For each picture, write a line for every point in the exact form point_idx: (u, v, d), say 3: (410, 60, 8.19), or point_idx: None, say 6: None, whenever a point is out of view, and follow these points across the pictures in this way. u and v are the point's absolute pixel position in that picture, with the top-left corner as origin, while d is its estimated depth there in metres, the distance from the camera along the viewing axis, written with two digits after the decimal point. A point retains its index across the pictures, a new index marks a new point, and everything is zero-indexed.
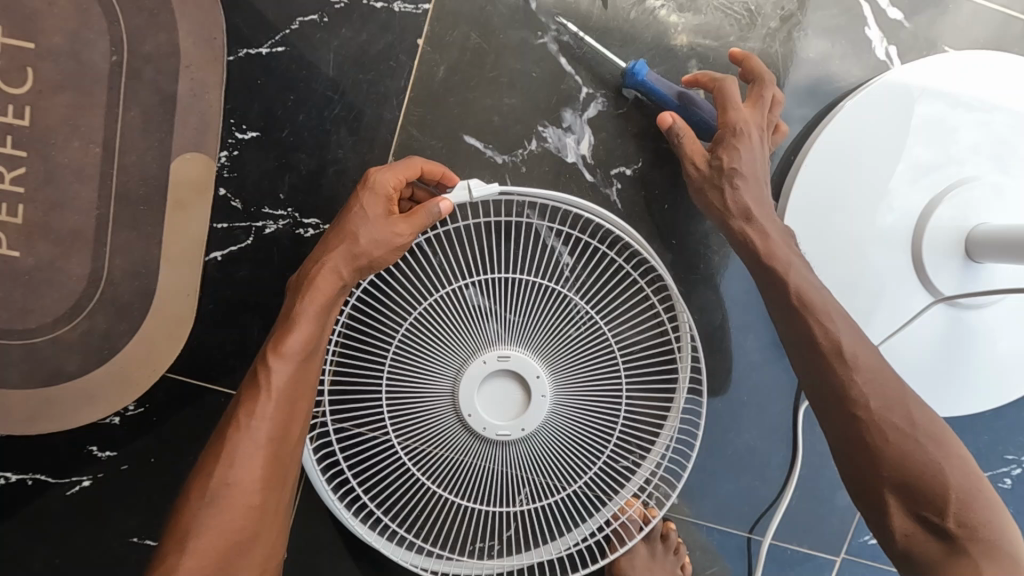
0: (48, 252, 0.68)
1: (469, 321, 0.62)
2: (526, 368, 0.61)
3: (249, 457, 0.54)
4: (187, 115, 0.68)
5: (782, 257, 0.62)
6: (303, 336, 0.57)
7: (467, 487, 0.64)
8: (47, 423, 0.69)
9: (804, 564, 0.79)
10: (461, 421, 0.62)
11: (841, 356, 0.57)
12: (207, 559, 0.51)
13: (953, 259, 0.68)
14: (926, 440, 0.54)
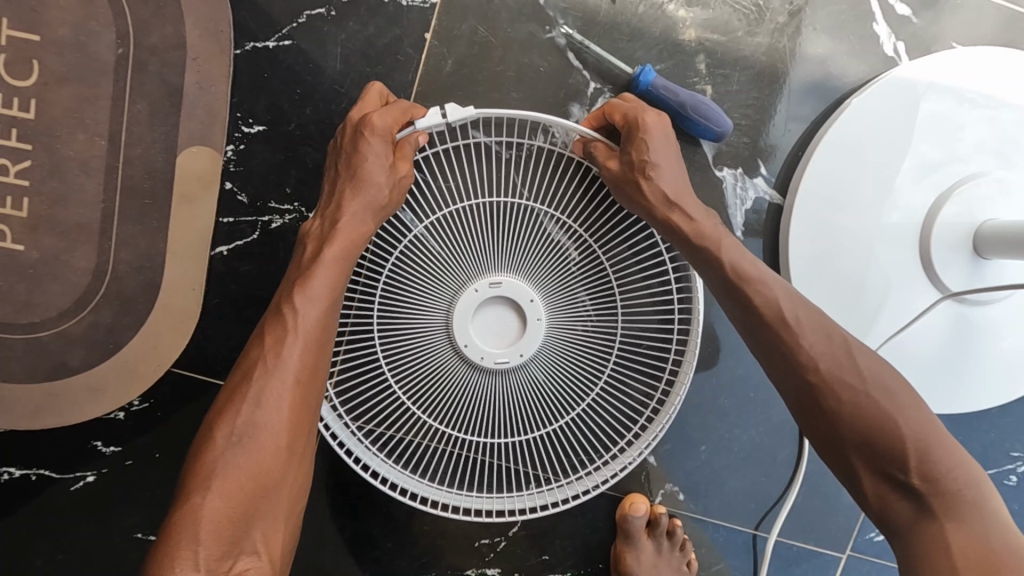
0: (53, 246, 0.68)
1: (463, 247, 0.62)
2: (518, 293, 0.62)
3: (275, 394, 0.53)
4: (194, 107, 0.68)
5: (712, 235, 0.59)
6: (328, 271, 0.57)
7: (463, 417, 0.64)
8: (52, 417, 0.70)
9: (809, 560, 0.79)
10: (455, 350, 0.63)
11: (784, 321, 0.55)
12: (234, 496, 0.51)
13: (960, 255, 0.68)
14: (876, 391, 0.53)
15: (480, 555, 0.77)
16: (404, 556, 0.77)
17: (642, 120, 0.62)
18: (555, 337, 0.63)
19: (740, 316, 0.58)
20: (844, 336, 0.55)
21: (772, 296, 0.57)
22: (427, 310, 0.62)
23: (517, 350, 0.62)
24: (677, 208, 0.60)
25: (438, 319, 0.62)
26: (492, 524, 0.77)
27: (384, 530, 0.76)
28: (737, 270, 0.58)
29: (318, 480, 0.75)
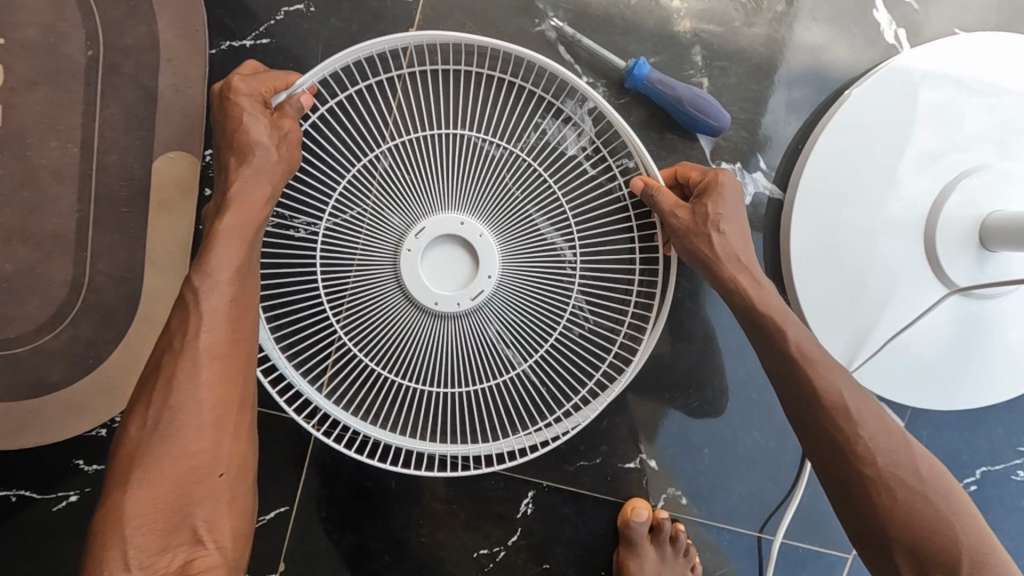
0: (26, 258, 0.65)
1: (409, 183, 0.58)
2: (446, 223, 0.58)
3: (186, 381, 0.50)
4: (170, 110, 0.65)
5: (776, 308, 0.58)
6: (231, 257, 0.52)
7: (414, 365, 0.61)
8: (31, 436, 0.68)
9: (816, 562, 0.78)
10: (402, 290, 0.59)
11: (847, 415, 0.55)
12: (161, 492, 0.48)
13: (966, 248, 0.66)
14: (932, 494, 0.54)
15: (480, 565, 0.75)
16: (402, 568, 0.75)
17: (715, 183, 0.59)
18: (511, 273, 0.60)
19: (790, 397, 0.57)
20: (901, 433, 0.56)
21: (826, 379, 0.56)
22: (373, 250, 0.59)
23: (476, 279, 0.58)
24: (743, 270, 0.59)
25: (384, 256, 0.59)
26: (491, 533, 0.74)
27: (380, 543, 0.74)
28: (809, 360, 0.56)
29: (311, 493, 0.73)
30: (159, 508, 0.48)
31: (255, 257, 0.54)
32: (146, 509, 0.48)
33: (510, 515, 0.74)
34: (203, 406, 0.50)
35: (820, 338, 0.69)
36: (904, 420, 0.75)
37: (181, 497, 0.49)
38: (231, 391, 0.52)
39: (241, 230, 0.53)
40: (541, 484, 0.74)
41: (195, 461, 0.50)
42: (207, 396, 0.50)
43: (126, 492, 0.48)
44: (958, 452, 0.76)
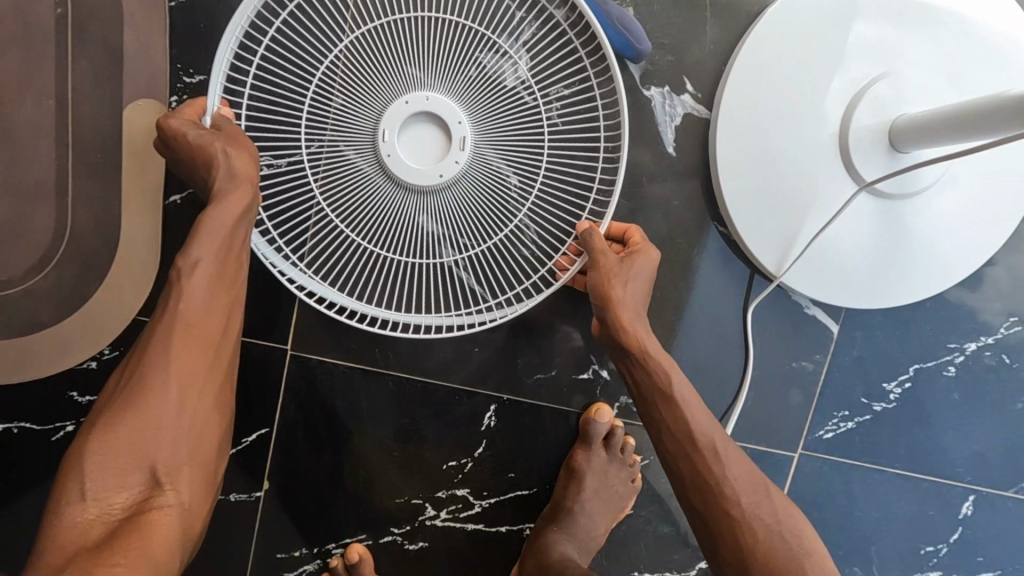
0: (13, 207, 0.71)
1: (388, 64, 0.65)
2: (394, 112, 0.64)
3: (180, 352, 0.57)
4: (134, 61, 0.70)
5: (660, 361, 0.65)
6: (210, 241, 0.59)
7: (397, 239, 0.70)
8: (24, 371, 0.73)
9: (762, 461, 0.84)
10: (383, 172, 0.67)
11: (715, 452, 0.63)
12: (142, 446, 0.54)
13: (879, 151, 0.70)
14: (787, 533, 0.61)
15: (449, 477, 0.81)
16: (378, 483, 0.81)
17: (641, 251, 0.68)
18: (481, 154, 0.67)
19: (670, 438, 0.65)
20: (766, 484, 0.64)
21: (716, 465, 0.63)
22: (354, 130, 0.66)
23: (449, 158, 0.65)
24: (640, 324, 0.66)
25: (364, 144, 0.66)
26: (458, 447, 0.81)
27: (356, 461, 0.81)
28: (693, 438, 0.64)
29: (291, 415, 0.79)
30: (131, 452, 0.53)
31: (239, 244, 0.61)
32: (117, 451, 0.53)
33: (475, 428, 0.80)
34: (182, 372, 0.57)
35: (750, 247, 0.75)
36: (837, 322, 0.81)
37: (165, 453, 0.55)
38: (208, 361, 0.59)
39: (223, 218, 0.59)
40: (502, 399, 0.80)
41: (172, 418, 0.55)
42: (186, 361, 0.57)
43: (107, 440, 0.53)
44: (889, 352, 0.82)
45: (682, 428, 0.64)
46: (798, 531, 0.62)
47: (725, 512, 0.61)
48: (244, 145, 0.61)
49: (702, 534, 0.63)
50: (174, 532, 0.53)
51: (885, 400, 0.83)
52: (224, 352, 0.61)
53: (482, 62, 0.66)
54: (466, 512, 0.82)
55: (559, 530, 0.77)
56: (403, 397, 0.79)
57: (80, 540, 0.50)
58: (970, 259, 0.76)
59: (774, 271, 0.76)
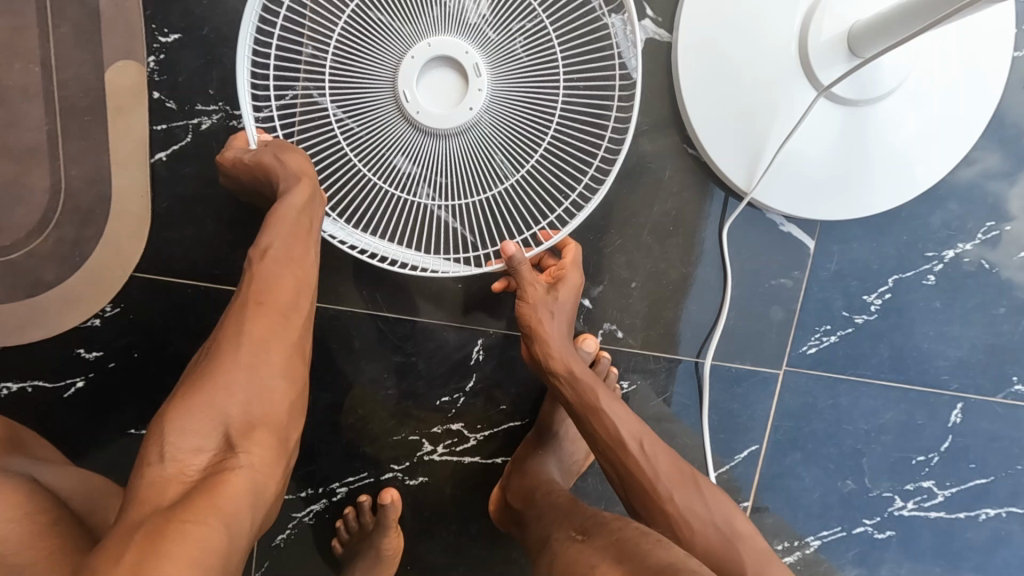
0: (9, 171, 0.75)
1: (404, 15, 0.68)
2: (409, 68, 0.68)
3: (258, 329, 0.58)
4: (113, 24, 0.73)
5: (584, 382, 0.70)
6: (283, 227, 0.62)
7: (420, 184, 0.73)
8: (35, 330, 0.78)
9: (749, 379, 0.86)
10: (413, 123, 0.70)
11: (640, 451, 0.67)
12: (216, 416, 0.53)
13: (838, 56, 0.71)
14: (716, 515, 0.66)
15: (443, 412, 0.85)
16: (376, 421, 0.85)
17: (567, 275, 0.74)
18: (499, 94, 0.70)
19: (605, 451, 0.68)
20: (690, 472, 0.68)
21: (652, 471, 0.66)
22: (373, 79, 0.69)
23: (472, 86, 0.68)
24: (567, 349, 0.72)
25: (386, 93, 0.69)
26: (450, 382, 0.84)
27: (353, 399, 0.84)
28: (623, 444, 0.67)
29: None
30: (210, 413, 0.53)
31: (308, 230, 0.63)
32: (198, 412, 0.52)
33: (465, 363, 0.84)
34: (258, 345, 0.57)
35: (719, 165, 0.77)
36: (813, 238, 0.83)
37: (241, 423, 0.53)
38: (283, 331, 0.59)
39: (295, 204, 0.62)
40: (489, 332, 0.83)
41: (246, 386, 0.55)
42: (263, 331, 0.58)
43: (188, 407, 0.53)
44: (867, 264, 0.83)
45: (615, 443, 0.67)
46: (730, 521, 0.66)
47: (663, 511, 0.65)
48: (292, 148, 0.64)
49: None
50: (245, 497, 0.49)
51: (866, 312, 0.85)
52: (301, 336, 0.61)
53: (446, 5, 0.68)
54: (462, 446, 0.85)
55: (540, 452, 0.81)
56: (393, 335, 0.83)
57: (156, 497, 0.48)
58: (941, 161, 0.77)
59: (745, 186, 0.77)
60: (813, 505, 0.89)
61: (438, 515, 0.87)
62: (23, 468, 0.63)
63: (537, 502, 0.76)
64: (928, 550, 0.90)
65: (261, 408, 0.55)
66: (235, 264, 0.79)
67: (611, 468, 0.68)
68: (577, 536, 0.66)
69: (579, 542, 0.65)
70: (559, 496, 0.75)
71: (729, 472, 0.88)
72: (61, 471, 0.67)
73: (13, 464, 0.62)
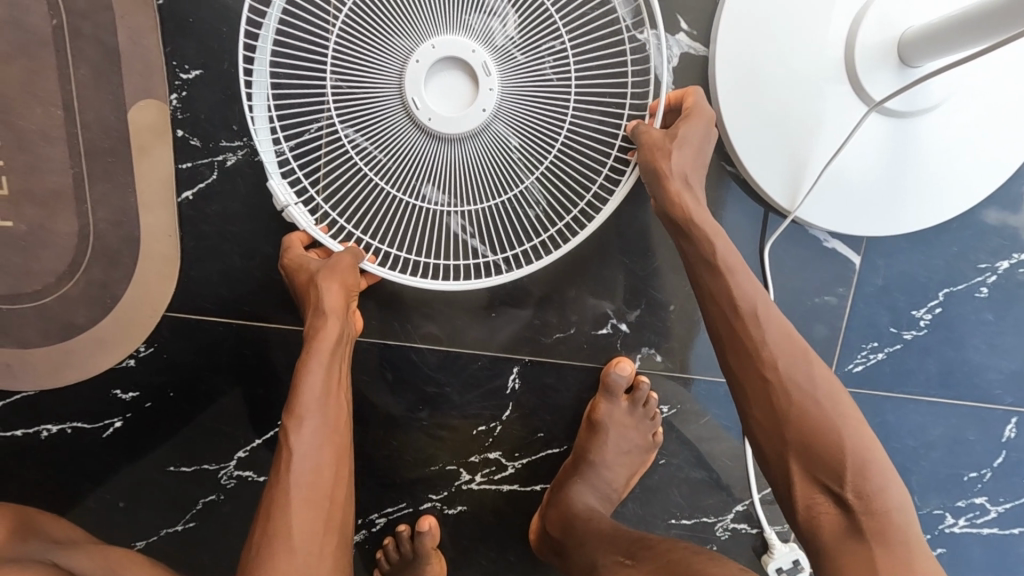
0: (37, 217, 0.74)
1: (405, 17, 0.64)
2: (410, 70, 0.64)
3: (321, 401, 0.64)
4: (133, 62, 0.72)
5: (701, 218, 0.62)
6: (327, 379, 0.65)
7: (429, 191, 0.70)
8: (71, 373, 0.78)
9: None
10: (424, 130, 0.67)
11: (755, 316, 0.59)
12: (310, 513, 0.60)
13: (887, 66, 0.67)
14: (825, 401, 0.57)
15: (480, 441, 0.83)
16: (413, 451, 0.84)
17: (694, 117, 0.65)
18: (508, 102, 0.67)
19: (714, 308, 0.62)
20: (806, 349, 0.59)
21: (760, 338, 0.59)
22: (378, 93, 0.66)
23: (483, 88, 0.65)
24: (687, 190, 0.63)
25: (394, 108, 0.66)
26: (485, 412, 0.83)
27: (389, 431, 0.83)
28: (736, 304, 0.60)
29: None
30: (308, 511, 0.60)
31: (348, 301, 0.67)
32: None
33: (500, 392, 0.82)
34: (326, 417, 0.64)
35: (759, 183, 0.73)
36: (859, 253, 0.80)
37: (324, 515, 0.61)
38: (328, 505, 0.62)
39: (337, 286, 0.66)
40: (523, 360, 0.81)
41: (314, 470, 0.62)
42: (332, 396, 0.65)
43: (287, 512, 0.60)
44: (916, 278, 0.80)
45: (727, 296, 0.60)
46: (838, 403, 0.57)
47: (763, 381, 0.58)
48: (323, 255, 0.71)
49: (737, 404, 0.61)
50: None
51: (915, 328, 0.81)
52: (342, 395, 0.67)
53: (472, 22, 0.64)
54: (501, 474, 0.84)
55: (576, 480, 0.80)
56: (426, 365, 0.82)
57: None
58: (994, 173, 0.73)
59: (787, 206, 0.74)
60: None
61: (477, 544, 0.86)
62: (36, 553, 0.61)
63: (577, 529, 0.74)
64: (979, 565, 0.88)
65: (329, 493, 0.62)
66: (266, 300, 0.79)
67: (719, 334, 0.62)
68: (625, 562, 0.65)
69: (627, 568, 0.63)
70: (602, 523, 0.74)
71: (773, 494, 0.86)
72: (79, 551, 0.64)
73: (29, 551, 0.61)
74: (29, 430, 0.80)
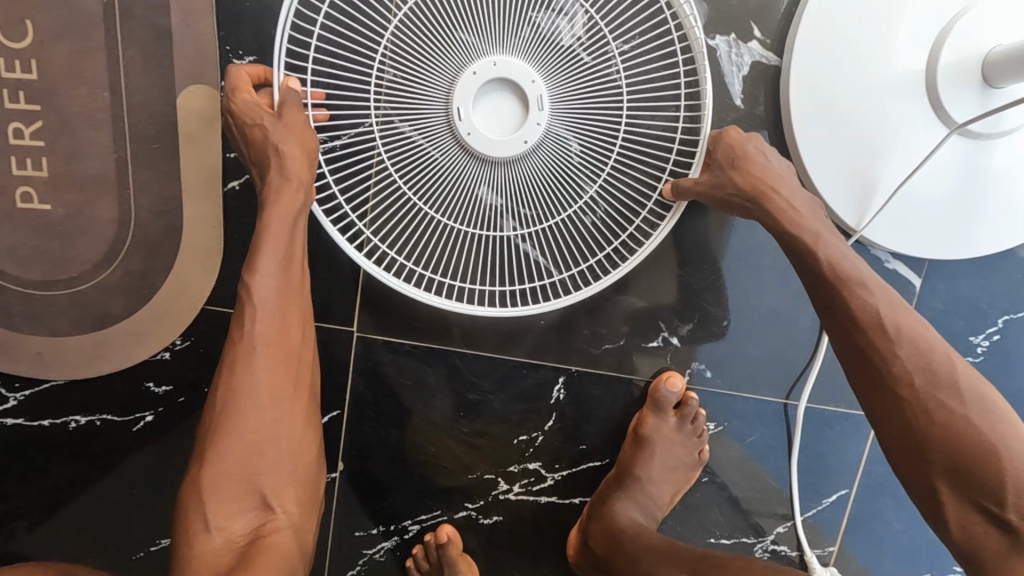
0: (75, 201, 0.71)
1: (458, 29, 0.59)
2: (462, 83, 0.60)
3: (270, 267, 0.58)
4: (184, 46, 0.69)
5: (810, 228, 0.60)
6: (284, 240, 0.59)
7: (463, 210, 0.66)
8: (105, 364, 0.75)
9: (841, 422, 0.82)
10: (467, 151, 0.62)
11: (881, 328, 0.56)
12: (273, 375, 0.59)
13: (970, 84, 0.65)
14: (980, 413, 0.53)
15: (520, 451, 0.81)
16: (451, 458, 0.81)
17: (743, 164, 0.62)
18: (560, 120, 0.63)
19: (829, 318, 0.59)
20: (948, 352, 0.55)
21: (888, 350, 0.56)
22: (424, 105, 0.61)
23: (529, 120, 0.61)
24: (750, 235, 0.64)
25: (438, 124, 0.62)
26: (527, 421, 0.81)
27: (425, 436, 0.81)
28: (857, 317, 0.57)
29: (358, 394, 0.79)
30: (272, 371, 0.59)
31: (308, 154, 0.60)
32: (227, 478, 0.56)
33: (544, 401, 0.80)
34: (285, 285, 0.60)
35: (828, 202, 0.71)
36: (919, 276, 0.78)
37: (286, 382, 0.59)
38: (292, 370, 0.60)
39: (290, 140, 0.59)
40: (569, 370, 0.79)
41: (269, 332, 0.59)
42: (283, 257, 0.59)
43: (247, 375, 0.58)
44: (976, 304, 0.78)
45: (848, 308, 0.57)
46: (994, 414, 0.53)
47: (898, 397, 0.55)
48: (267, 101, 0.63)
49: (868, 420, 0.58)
50: (293, 543, 0.59)
51: (972, 354, 0.79)
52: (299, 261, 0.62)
53: (537, 20, 0.60)
54: (539, 485, 0.82)
55: (622, 497, 0.77)
56: (469, 371, 0.79)
57: (212, 564, 0.55)
58: None
59: (854, 225, 0.71)
60: (901, 549, 0.85)
61: (511, 555, 0.84)
62: None
63: (631, 548, 0.73)
64: None
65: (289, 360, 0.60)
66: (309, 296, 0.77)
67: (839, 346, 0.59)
68: None
69: None
70: (660, 540, 0.73)
71: (814, 517, 0.84)
72: None
73: None
74: (57, 421, 0.77)
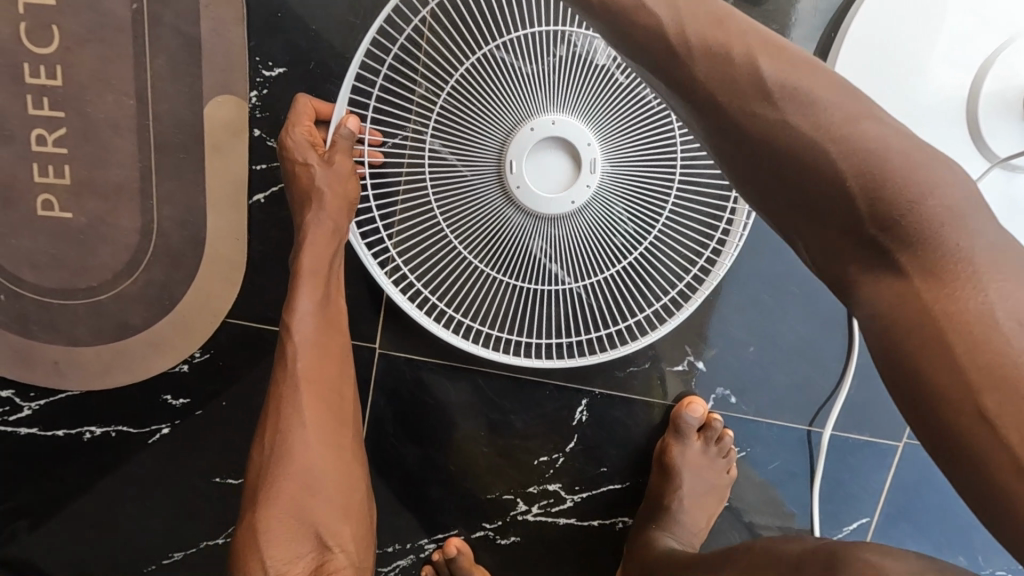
0: (97, 209, 0.70)
1: (515, 86, 0.60)
2: (516, 142, 0.60)
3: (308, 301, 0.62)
4: (213, 55, 0.67)
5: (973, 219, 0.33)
6: (320, 276, 0.63)
7: (513, 266, 0.65)
8: (122, 374, 0.74)
9: (865, 450, 0.81)
10: (520, 207, 0.62)
11: None
12: (315, 408, 0.61)
13: (1011, 119, 0.64)
14: None
15: (540, 472, 0.80)
16: (469, 477, 0.80)
17: None
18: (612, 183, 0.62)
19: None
20: None
21: None
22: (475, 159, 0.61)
23: (581, 181, 0.60)
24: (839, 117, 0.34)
25: (490, 180, 0.62)
26: (548, 441, 0.80)
27: (445, 454, 0.80)
28: None
29: (378, 411, 0.78)
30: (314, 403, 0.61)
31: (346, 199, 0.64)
32: (285, 517, 0.57)
33: (566, 422, 0.79)
34: (321, 316, 0.63)
35: None
36: None
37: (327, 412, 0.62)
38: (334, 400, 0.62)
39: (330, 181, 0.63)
40: (594, 393, 0.78)
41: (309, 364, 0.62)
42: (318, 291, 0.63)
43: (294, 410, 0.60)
44: None
45: None
46: None
47: None
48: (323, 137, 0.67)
49: None
50: None
51: None
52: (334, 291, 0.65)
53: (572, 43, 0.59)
54: (558, 507, 0.81)
55: (655, 525, 0.77)
56: (491, 390, 0.78)
57: None
58: None
59: None
60: None
61: None
62: None
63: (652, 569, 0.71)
64: None
65: (329, 389, 0.62)
66: None
67: None
68: None
69: None
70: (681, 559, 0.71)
71: None
72: None
73: None
74: (71, 431, 0.76)
